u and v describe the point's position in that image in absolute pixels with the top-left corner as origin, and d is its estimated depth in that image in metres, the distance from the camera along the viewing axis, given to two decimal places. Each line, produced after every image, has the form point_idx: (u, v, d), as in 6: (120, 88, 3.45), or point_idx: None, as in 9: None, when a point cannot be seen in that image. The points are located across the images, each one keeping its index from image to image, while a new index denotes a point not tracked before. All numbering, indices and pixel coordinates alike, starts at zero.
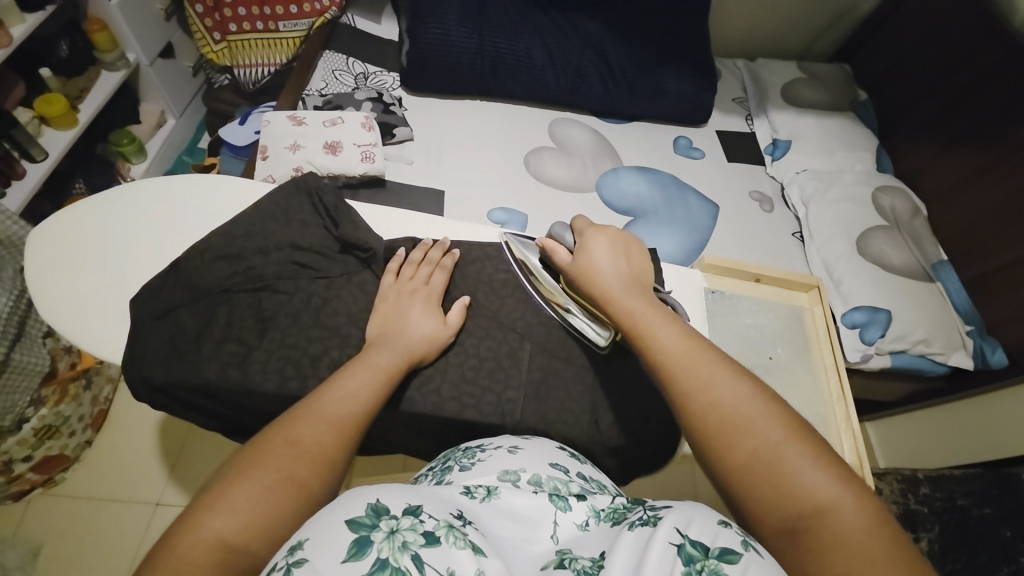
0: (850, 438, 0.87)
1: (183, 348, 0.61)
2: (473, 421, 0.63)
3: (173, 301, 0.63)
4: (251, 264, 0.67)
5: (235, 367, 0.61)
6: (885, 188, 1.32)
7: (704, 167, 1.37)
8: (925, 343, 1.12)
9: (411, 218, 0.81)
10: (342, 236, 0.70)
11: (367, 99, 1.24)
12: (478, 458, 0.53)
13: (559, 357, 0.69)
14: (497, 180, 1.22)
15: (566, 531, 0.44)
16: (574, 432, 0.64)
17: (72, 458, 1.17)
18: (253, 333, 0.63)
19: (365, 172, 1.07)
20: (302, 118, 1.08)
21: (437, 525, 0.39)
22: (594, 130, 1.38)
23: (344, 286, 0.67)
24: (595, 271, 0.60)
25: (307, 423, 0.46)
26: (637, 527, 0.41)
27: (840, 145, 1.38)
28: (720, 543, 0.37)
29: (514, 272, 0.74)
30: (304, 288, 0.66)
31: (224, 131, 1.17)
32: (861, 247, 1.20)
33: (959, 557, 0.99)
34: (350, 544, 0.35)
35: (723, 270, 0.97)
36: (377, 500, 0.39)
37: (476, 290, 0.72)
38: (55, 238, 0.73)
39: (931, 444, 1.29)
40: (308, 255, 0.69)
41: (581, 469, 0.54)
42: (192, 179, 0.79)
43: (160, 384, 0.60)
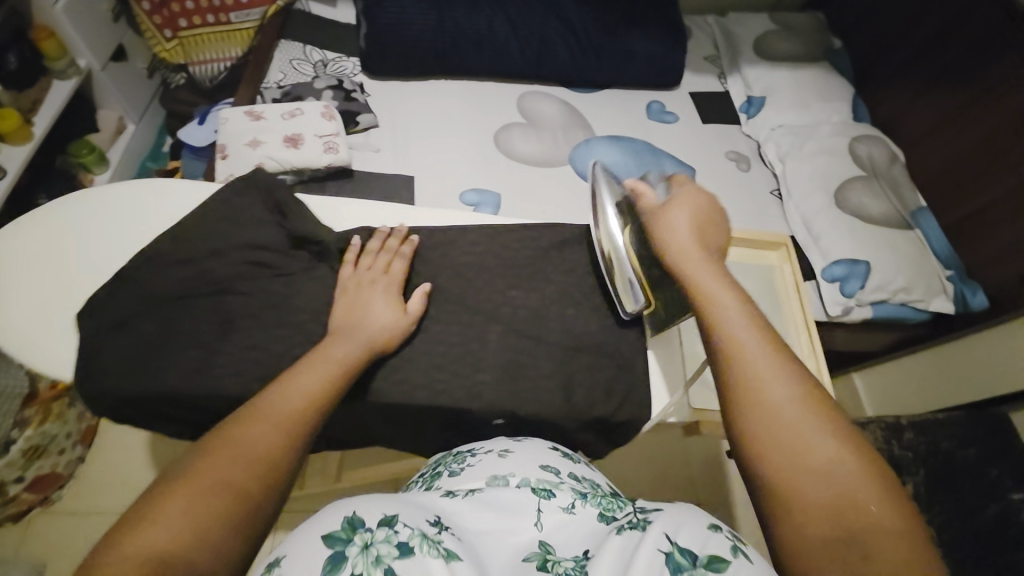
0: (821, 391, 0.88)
1: (141, 359, 0.60)
2: (444, 407, 0.63)
3: (128, 313, 0.63)
4: (202, 267, 0.65)
5: (196, 374, 0.60)
6: (862, 138, 1.30)
7: (678, 131, 1.35)
8: (906, 291, 1.11)
9: (370, 207, 0.78)
10: (294, 231, 0.69)
11: (327, 87, 1.20)
12: (468, 463, 0.55)
13: (529, 337, 0.68)
14: (466, 161, 1.19)
15: (551, 517, 0.45)
16: (548, 410, 0.64)
17: (65, 476, 1.17)
18: (212, 337, 0.62)
19: (329, 164, 1.03)
20: (259, 113, 1.04)
21: (411, 534, 0.40)
22: (565, 101, 1.35)
23: (302, 281, 0.66)
24: (679, 236, 0.62)
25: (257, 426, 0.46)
26: (625, 530, 0.43)
27: (815, 98, 1.36)
28: (709, 549, 0.39)
29: (480, 254, 0.73)
30: (262, 288, 0.65)
31: (183, 131, 1.13)
32: (839, 200, 1.19)
33: (947, 498, 1.01)
34: (326, 562, 0.37)
35: None
36: (352, 513, 0.41)
37: (440, 275, 0.71)
38: (6, 256, 0.71)
39: (916, 390, 1.32)
40: (263, 254, 0.67)
41: (573, 469, 0.55)
42: (138, 186, 0.77)
43: (122, 398, 0.59)
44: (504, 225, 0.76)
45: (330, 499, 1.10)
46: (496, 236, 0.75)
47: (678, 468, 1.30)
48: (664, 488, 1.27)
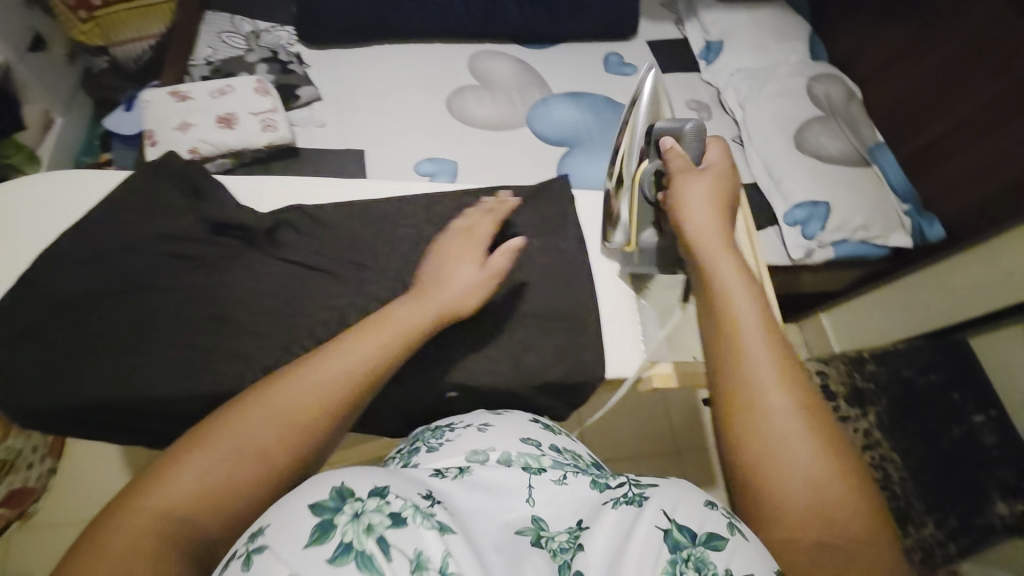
0: None
1: (53, 367, 0.55)
2: (392, 386, 0.61)
3: (38, 319, 0.57)
4: (118, 264, 0.61)
5: (119, 377, 0.55)
6: (821, 77, 1.28)
7: (636, 83, 1.31)
8: (865, 228, 1.12)
9: (302, 185, 0.73)
10: (211, 217, 0.65)
11: (260, 61, 1.13)
12: (447, 438, 0.53)
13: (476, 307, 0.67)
14: (418, 130, 1.14)
15: (542, 491, 0.46)
16: (502, 379, 0.63)
17: (40, 488, 1.12)
18: (130, 337, 0.57)
19: (270, 143, 0.98)
20: (185, 93, 0.97)
21: (404, 505, 0.38)
22: (517, 58, 1.29)
23: (227, 270, 0.63)
24: (700, 218, 0.59)
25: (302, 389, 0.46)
26: (621, 505, 0.43)
27: (772, 38, 1.33)
28: (707, 528, 0.39)
29: (418, 225, 0.69)
30: (185, 282, 0.61)
31: (109, 121, 1.05)
32: (798, 142, 1.18)
33: (908, 425, 1.03)
34: (313, 530, 0.35)
35: None
36: (341, 483, 0.38)
37: (376, 250, 0.67)
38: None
39: (881, 323, 1.36)
40: (182, 245, 0.63)
41: (555, 442, 0.54)
42: (36, 180, 0.71)
43: (34, 410, 0.54)
44: (448, 193, 0.73)
45: None
46: (439, 207, 0.71)
47: (655, 420, 1.33)
48: (642, 441, 1.30)
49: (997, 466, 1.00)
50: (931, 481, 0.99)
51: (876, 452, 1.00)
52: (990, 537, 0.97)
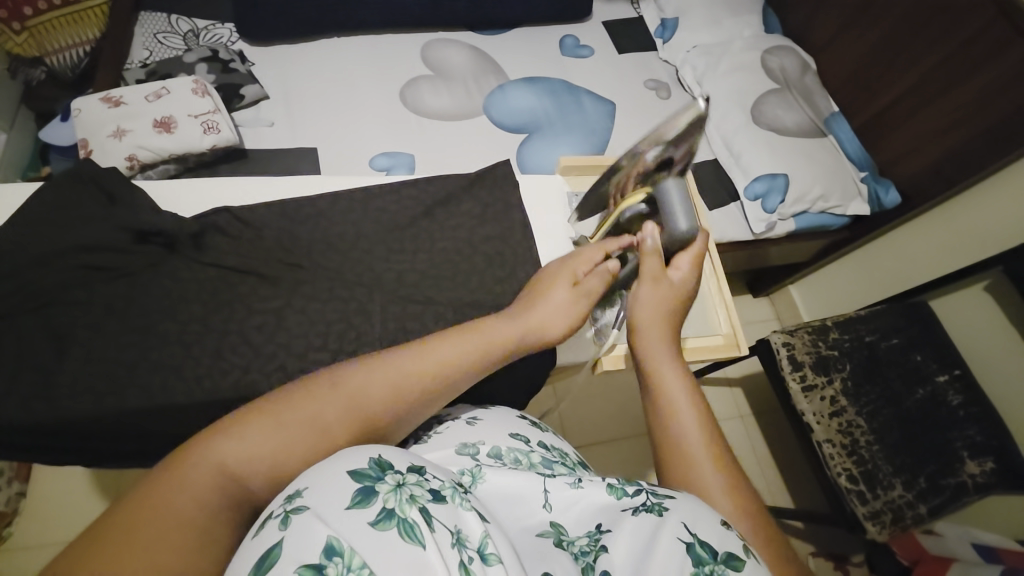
0: (725, 312, 0.76)
1: None
2: None
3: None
4: (27, 279, 0.57)
5: (39, 398, 0.52)
6: (774, 50, 1.28)
7: (593, 65, 1.30)
8: (823, 199, 1.14)
9: (238, 185, 0.70)
10: (128, 224, 0.62)
11: (200, 60, 1.08)
12: (437, 431, 0.54)
13: (416, 301, 0.63)
14: (373, 124, 1.11)
15: (558, 494, 0.44)
16: None
17: (9, 513, 1.08)
18: (51, 356, 0.54)
19: (214, 146, 0.94)
20: (119, 98, 0.92)
21: (441, 484, 0.38)
22: (472, 46, 1.27)
23: (152, 279, 0.60)
24: (647, 327, 0.59)
25: (371, 382, 0.45)
26: (641, 512, 0.41)
27: (726, 13, 1.33)
28: (726, 548, 0.37)
29: (359, 221, 0.67)
30: (102, 293, 0.58)
31: (44, 132, 0.99)
32: (755, 115, 1.18)
33: (872, 389, 1.05)
34: (354, 493, 0.33)
35: (583, 168, 0.77)
36: (379, 456, 0.37)
37: (313, 250, 0.64)
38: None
39: (848, 291, 1.39)
40: (98, 255, 0.60)
41: (542, 438, 0.55)
42: None
43: None
44: (393, 184, 0.71)
45: None
46: (381, 199, 0.69)
47: (631, 400, 1.33)
48: (620, 423, 1.31)
49: (962, 425, 1.03)
50: (899, 443, 1.01)
51: (842, 418, 1.02)
52: (962, 497, 0.98)
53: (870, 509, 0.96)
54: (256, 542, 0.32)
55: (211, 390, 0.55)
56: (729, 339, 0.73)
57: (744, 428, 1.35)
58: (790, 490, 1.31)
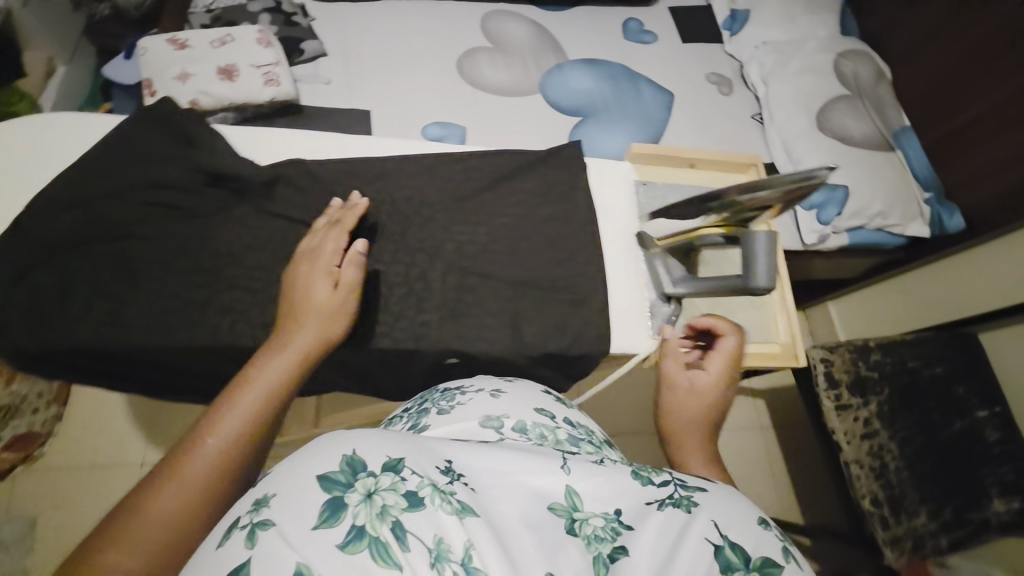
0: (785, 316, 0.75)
1: (44, 311, 0.54)
2: (387, 350, 0.58)
3: (23, 263, 0.56)
4: (105, 211, 0.59)
5: (109, 326, 0.53)
6: (848, 53, 1.22)
7: (656, 51, 1.26)
8: (882, 216, 1.09)
9: (307, 139, 0.70)
10: (204, 165, 0.62)
11: (264, 10, 1.08)
12: (458, 402, 0.53)
13: (474, 273, 0.63)
14: (428, 91, 1.10)
15: (579, 464, 0.40)
16: (503, 352, 0.60)
17: (45, 434, 1.14)
18: (124, 287, 0.56)
19: (273, 98, 0.94)
20: (184, 41, 0.93)
21: (420, 483, 0.35)
22: (533, 21, 1.24)
23: (223, 223, 0.61)
24: (672, 426, 0.60)
25: (178, 496, 0.38)
26: (666, 507, 0.38)
27: (801, 11, 1.26)
28: (761, 553, 0.37)
29: (421, 186, 0.67)
30: (174, 230, 0.59)
31: (107, 69, 1.01)
32: (820, 121, 1.13)
33: (908, 417, 1.02)
34: (323, 509, 0.32)
35: (655, 158, 0.77)
36: (353, 453, 0.35)
37: (376, 210, 0.64)
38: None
39: (889, 314, 1.35)
40: (171, 193, 0.61)
41: (568, 415, 0.54)
42: (34, 122, 0.66)
43: (33, 354, 0.53)
44: (455, 152, 0.70)
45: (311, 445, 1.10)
46: (443, 165, 0.68)
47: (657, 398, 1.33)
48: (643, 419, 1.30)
49: (994, 462, 1.00)
50: (931, 472, 0.99)
51: (874, 441, 0.99)
52: (983, 533, 0.96)
53: (891, 534, 0.94)
54: (219, 557, 0.31)
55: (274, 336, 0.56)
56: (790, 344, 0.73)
57: (763, 439, 1.34)
58: (801, 507, 1.29)
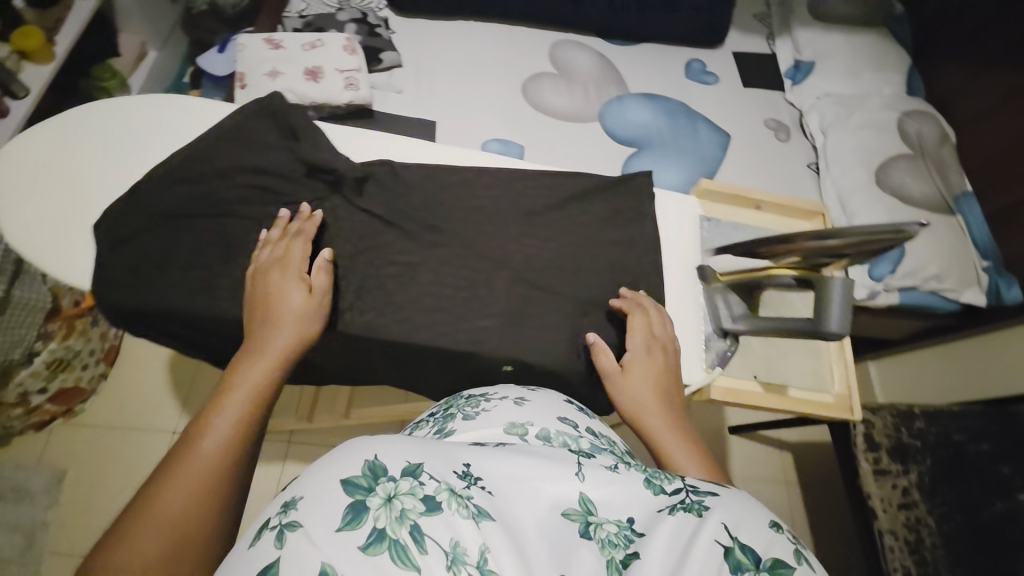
0: (841, 369, 0.78)
1: (150, 273, 0.59)
2: (448, 350, 0.60)
3: (132, 228, 0.61)
4: (212, 188, 0.63)
5: (203, 294, 0.59)
6: (913, 113, 1.22)
7: (717, 93, 1.28)
8: (937, 279, 1.06)
9: (390, 143, 0.74)
10: (306, 157, 0.66)
11: (350, 20, 1.15)
12: (484, 408, 0.50)
13: (538, 287, 0.65)
14: (492, 109, 1.14)
15: (594, 470, 0.39)
16: (559, 365, 0.62)
17: (88, 391, 1.20)
18: (220, 261, 0.60)
19: (350, 101, 1.00)
20: (279, 41, 1.00)
21: (438, 488, 0.35)
22: (599, 52, 1.28)
23: (313, 212, 0.64)
24: (627, 392, 0.58)
25: (185, 492, 0.41)
26: (678, 512, 0.36)
27: (868, 67, 1.26)
28: (772, 553, 0.34)
29: (494, 198, 0.69)
30: (269, 214, 0.64)
31: (202, 60, 1.09)
32: (879, 178, 1.12)
33: (949, 492, 0.97)
34: (345, 512, 0.33)
35: (720, 197, 0.83)
36: (375, 457, 0.35)
37: (451, 217, 0.67)
38: (22, 159, 0.66)
39: (932, 381, 1.30)
40: (270, 178, 0.65)
41: (591, 425, 0.50)
42: (152, 98, 0.71)
43: (132, 311, 0.58)
44: (524, 170, 0.72)
45: (336, 435, 1.12)
46: (515, 180, 0.71)
47: None
48: None
49: None
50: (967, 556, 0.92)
51: (911, 513, 0.96)
52: None
53: None
54: (252, 555, 0.32)
55: (347, 323, 0.59)
56: (843, 396, 0.76)
57: (787, 495, 1.29)
58: None
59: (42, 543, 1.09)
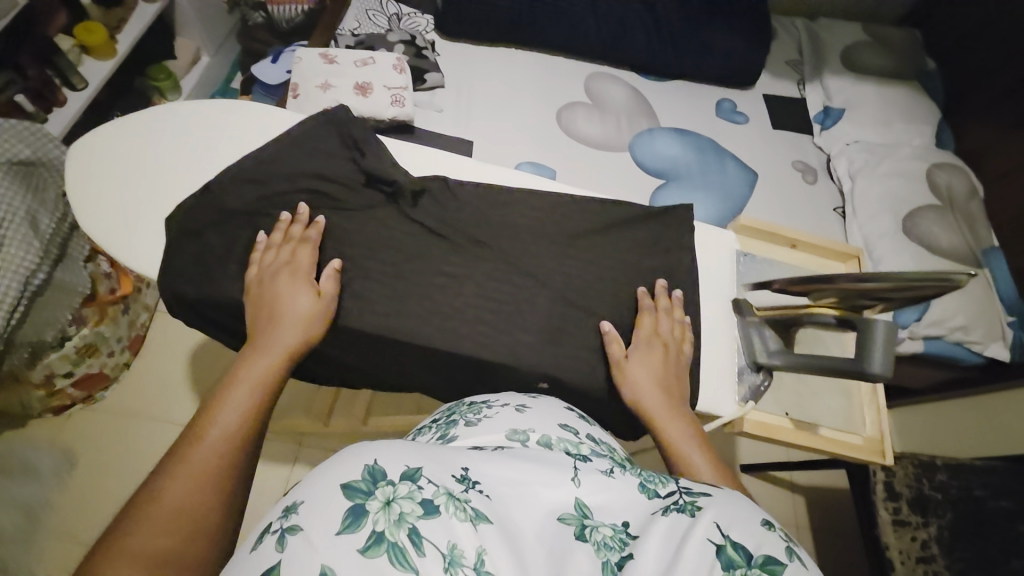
0: (874, 412, 0.78)
1: (212, 267, 0.62)
2: (488, 361, 0.62)
3: (202, 222, 0.64)
4: (279, 190, 0.67)
5: None
6: (943, 165, 1.23)
7: (746, 132, 1.31)
8: (963, 330, 1.06)
9: (442, 159, 0.77)
10: (367, 168, 0.69)
11: (400, 41, 1.20)
12: (485, 415, 0.51)
13: (579, 308, 0.66)
14: (526, 134, 1.18)
15: (590, 476, 0.41)
16: (596, 386, 0.63)
17: (111, 377, 1.22)
18: None
19: (394, 117, 1.04)
20: (333, 57, 1.05)
21: (436, 492, 0.36)
22: (633, 86, 1.32)
23: (367, 220, 0.67)
24: (635, 387, 0.60)
25: (186, 487, 0.41)
26: (671, 512, 0.37)
27: (899, 117, 1.29)
28: (764, 551, 0.34)
29: (539, 219, 0.71)
30: (331, 220, 0.66)
31: (256, 68, 1.14)
32: (906, 227, 1.14)
33: (968, 547, 0.93)
34: (346, 515, 0.34)
35: (758, 233, 0.87)
36: (375, 462, 0.36)
37: (498, 235, 0.69)
38: (98, 152, 0.70)
39: (954, 434, 1.25)
40: (332, 186, 0.68)
41: (591, 432, 0.51)
42: (222, 103, 0.75)
43: (193, 301, 0.61)
44: (564, 193, 0.75)
45: (348, 440, 1.12)
46: (559, 203, 0.73)
47: None
48: None
49: None
50: None
51: (929, 567, 0.94)
52: None
53: None
54: (254, 558, 0.34)
55: (394, 327, 0.62)
56: (875, 439, 0.77)
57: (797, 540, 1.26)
58: None
59: (46, 526, 1.09)
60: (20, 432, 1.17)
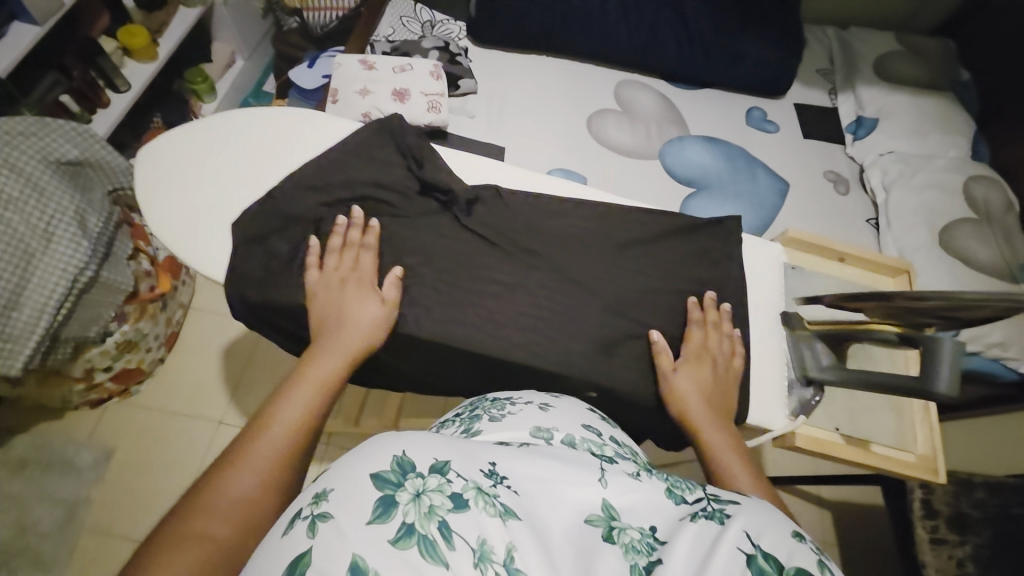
0: (926, 431, 0.77)
1: (276, 272, 0.64)
2: (540, 369, 0.62)
3: (266, 228, 0.66)
4: (337, 197, 0.68)
5: None
6: (980, 178, 1.21)
7: (777, 141, 1.30)
8: (1001, 346, 1.04)
9: (487, 167, 0.78)
10: (422, 177, 0.70)
11: (433, 48, 1.22)
12: (509, 411, 0.51)
13: (625, 317, 0.67)
14: (556, 141, 1.18)
15: (616, 477, 0.41)
16: (646, 397, 0.63)
17: (147, 372, 1.25)
18: None
19: (430, 123, 1.05)
20: (372, 63, 1.07)
21: (465, 486, 0.36)
22: (663, 94, 1.32)
23: (419, 226, 0.68)
24: (682, 396, 0.60)
25: (252, 476, 0.43)
26: (699, 518, 0.37)
27: (934, 128, 1.27)
28: (795, 562, 0.33)
29: (585, 228, 0.72)
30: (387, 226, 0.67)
31: (293, 73, 1.17)
32: (944, 239, 1.12)
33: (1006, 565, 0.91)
34: (376, 505, 0.34)
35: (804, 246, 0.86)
36: (402, 453, 0.37)
37: (547, 244, 0.70)
38: (158, 156, 0.72)
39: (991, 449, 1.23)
40: (387, 193, 0.69)
41: (613, 434, 0.51)
42: (274, 111, 0.77)
43: (255, 304, 0.63)
44: (605, 202, 0.75)
45: None
46: (604, 213, 0.73)
47: None
48: None
49: None
50: None
51: None
52: None
53: None
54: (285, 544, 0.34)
55: (447, 332, 0.62)
56: (928, 458, 0.76)
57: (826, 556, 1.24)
58: None
59: (82, 519, 1.12)
60: (60, 424, 1.20)
